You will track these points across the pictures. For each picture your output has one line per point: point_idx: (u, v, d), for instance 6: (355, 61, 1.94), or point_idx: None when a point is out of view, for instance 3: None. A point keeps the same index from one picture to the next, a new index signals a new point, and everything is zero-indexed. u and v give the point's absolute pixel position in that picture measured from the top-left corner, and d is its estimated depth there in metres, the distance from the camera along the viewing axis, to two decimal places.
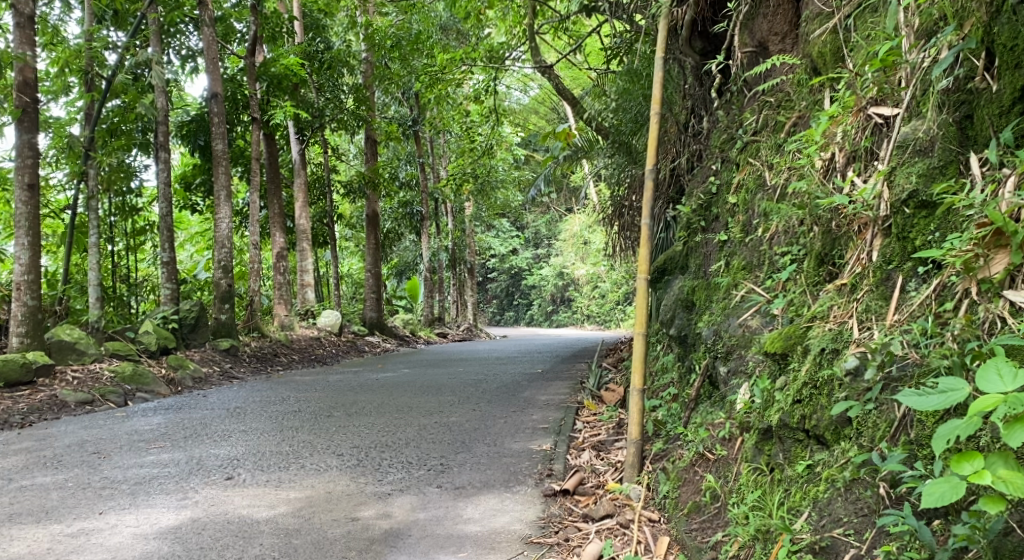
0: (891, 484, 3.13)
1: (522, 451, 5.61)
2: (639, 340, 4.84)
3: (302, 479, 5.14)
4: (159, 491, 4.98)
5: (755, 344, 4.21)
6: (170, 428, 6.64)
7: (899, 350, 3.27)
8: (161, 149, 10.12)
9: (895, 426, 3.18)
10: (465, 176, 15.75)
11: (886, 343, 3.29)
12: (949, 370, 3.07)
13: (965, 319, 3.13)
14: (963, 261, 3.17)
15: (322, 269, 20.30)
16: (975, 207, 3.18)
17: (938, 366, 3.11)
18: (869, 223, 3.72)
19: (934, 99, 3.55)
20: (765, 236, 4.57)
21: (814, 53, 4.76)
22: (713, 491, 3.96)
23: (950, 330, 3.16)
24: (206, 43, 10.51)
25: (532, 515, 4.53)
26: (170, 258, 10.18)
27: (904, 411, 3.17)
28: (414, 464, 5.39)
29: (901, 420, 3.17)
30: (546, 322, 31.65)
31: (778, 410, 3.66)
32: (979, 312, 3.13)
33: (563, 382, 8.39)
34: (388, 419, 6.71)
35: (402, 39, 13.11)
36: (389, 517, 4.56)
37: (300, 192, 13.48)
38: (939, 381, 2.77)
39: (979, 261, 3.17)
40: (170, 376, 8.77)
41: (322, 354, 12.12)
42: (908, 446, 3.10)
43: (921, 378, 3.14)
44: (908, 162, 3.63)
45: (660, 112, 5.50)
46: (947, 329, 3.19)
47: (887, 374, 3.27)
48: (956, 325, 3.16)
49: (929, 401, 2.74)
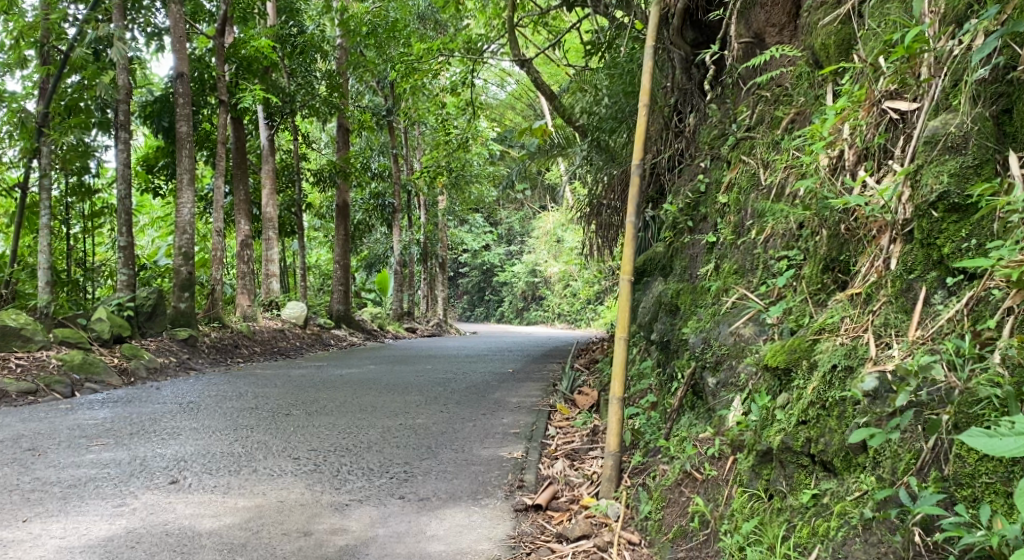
0: (920, 526, 2.79)
1: (491, 459, 5.24)
2: (619, 344, 4.48)
3: (252, 486, 4.73)
4: (94, 495, 4.55)
5: (749, 355, 3.86)
6: (116, 423, 6.18)
7: (939, 375, 2.90)
8: (120, 129, 9.59)
9: (922, 460, 2.86)
10: (439, 169, 15.29)
11: (925, 367, 2.92)
12: (1004, 401, 2.75)
13: (1019, 340, 2.80)
14: (1014, 274, 2.84)
15: (289, 259, 19.80)
16: None
17: (986, 394, 2.77)
18: (887, 227, 3.40)
19: (968, 91, 3.20)
20: (759, 239, 4.27)
21: (817, 44, 4.46)
22: (702, 516, 3.62)
23: (997, 352, 2.83)
24: (173, 20, 9.99)
25: (501, 534, 4.16)
26: (127, 242, 9.61)
27: (934, 442, 2.85)
28: (375, 471, 5.00)
29: (931, 453, 2.85)
30: (516, 320, 31.31)
31: (779, 430, 3.32)
32: None
33: (535, 384, 8.02)
34: (351, 420, 6.31)
35: (378, 26, 12.64)
36: (345, 532, 4.17)
37: (266, 179, 13.01)
38: (1015, 423, 2.51)
39: None
40: (122, 366, 8.29)
41: (284, 347, 11.66)
42: (941, 484, 2.79)
43: (965, 406, 2.81)
44: (936, 160, 3.26)
45: (648, 103, 5.13)
46: (991, 351, 2.86)
47: (917, 399, 2.92)
48: (1006, 346, 2.82)
49: (1005, 445, 2.47)
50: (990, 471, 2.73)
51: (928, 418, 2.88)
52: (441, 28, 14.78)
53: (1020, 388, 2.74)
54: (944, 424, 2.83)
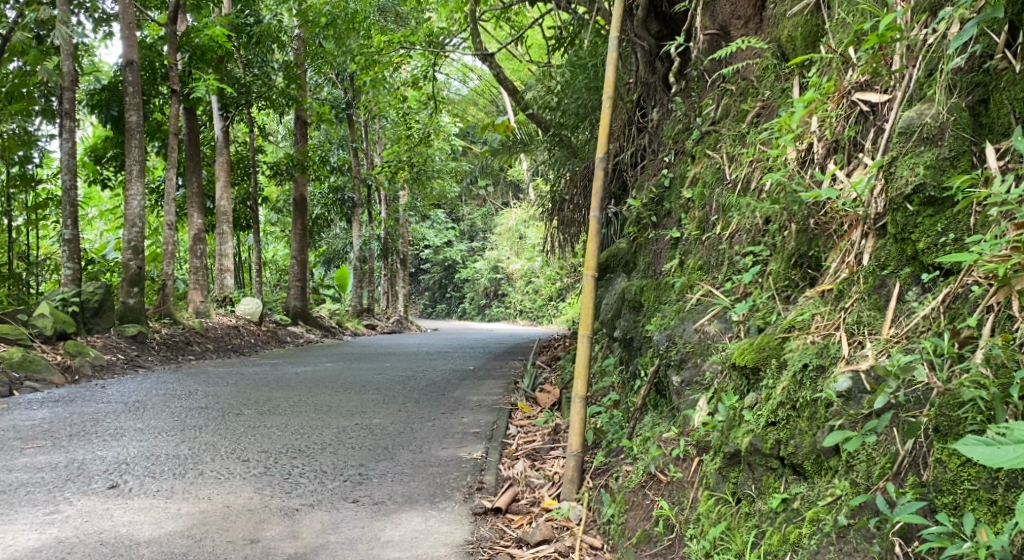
0: (900, 535, 2.68)
1: (450, 460, 5.08)
2: (582, 341, 4.33)
3: (197, 490, 4.53)
4: (25, 503, 4.34)
5: (715, 353, 3.74)
6: (54, 424, 5.92)
7: (920, 376, 2.80)
8: (65, 117, 9.21)
9: (898, 464, 2.76)
10: (400, 164, 15.06)
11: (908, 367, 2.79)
12: (989, 405, 2.64)
13: (1003, 339, 2.70)
14: (996, 269, 2.74)
15: (244, 254, 19.47)
16: (1004, 206, 2.79)
17: (969, 396, 2.66)
18: (859, 222, 3.32)
19: (944, 80, 3.12)
20: (724, 235, 4.16)
21: (784, 36, 4.39)
22: (666, 520, 3.49)
23: (980, 352, 2.73)
24: (122, 5, 9.65)
25: (458, 539, 4.00)
26: (72, 235, 9.27)
27: (912, 445, 2.75)
28: (328, 474, 4.81)
29: (909, 457, 2.75)
30: (478, 316, 31.20)
31: (747, 432, 3.22)
32: (1017, 330, 2.71)
33: (496, 381, 7.86)
34: (305, 420, 6.11)
35: (338, 16, 11.69)
36: (295, 539, 3.99)
37: (221, 172, 12.71)
38: (1013, 431, 2.42)
39: (1014, 271, 2.73)
40: (65, 364, 8.02)
41: (240, 344, 11.38)
42: (920, 490, 2.69)
43: (947, 408, 2.71)
44: (912, 151, 3.15)
45: (613, 96, 4.97)
46: (972, 350, 2.76)
47: (894, 401, 2.82)
48: (988, 346, 2.72)
49: (1003, 454, 2.38)
50: (972, 477, 2.62)
51: (905, 421, 2.78)
52: (401, 21, 14.47)
53: (1006, 390, 2.63)
54: (923, 426, 2.73)
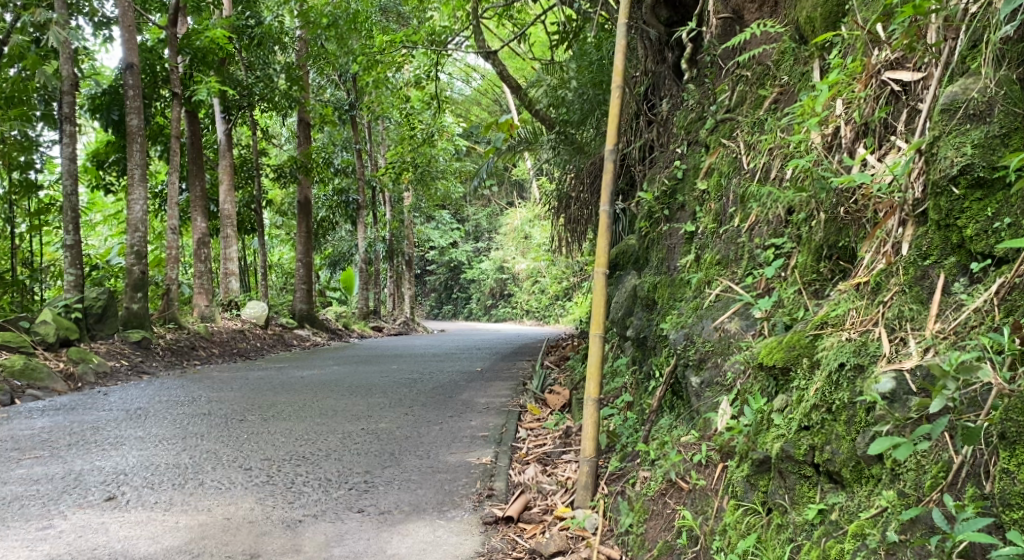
0: (961, 555, 2.47)
1: (459, 466, 4.86)
2: (594, 341, 4.11)
3: (196, 501, 4.32)
4: (18, 517, 4.14)
5: (736, 351, 3.52)
6: (54, 433, 5.73)
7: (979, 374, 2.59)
8: (65, 122, 8.96)
9: (954, 474, 2.56)
10: (404, 164, 14.81)
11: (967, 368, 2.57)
12: None
13: None
14: None
15: (249, 258, 19.30)
16: None
17: None
18: (897, 209, 3.10)
19: (993, 50, 2.90)
20: (742, 227, 3.95)
21: (802, 18, 4.17)
22: (690, 531, 3.26)
23: None
24: (122, 9, 9.47)
25: (469, 551, 3.79)
26: (75, 240, 9.07)
27: (971, 453, 2.55)
28: (332, 483, 4.59)
29: (967, 467, 2.55)
30: (485, 317, 31.02)
31: (778, 436, 3.02)
32: None
33: (505, 383, 7.64)
34: (309, 425, 5.90)
35: (339, 16, 11.40)
36: (296, 553, 3.79)
37: (224, 175, 12.50)
38: None
39: None
40: (68, 371, 7.84)
41: (244, 348, 11.18)
42: (982, 504, 2.49)
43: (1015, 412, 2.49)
44: (956, 129, 2.92)
45: (623, 85, 4.72)
46: None
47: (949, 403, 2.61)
48: None
49: None
50: None
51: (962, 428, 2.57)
52: (404, 21, 14.23)
53: None
54: (986, 433, 2.52)
